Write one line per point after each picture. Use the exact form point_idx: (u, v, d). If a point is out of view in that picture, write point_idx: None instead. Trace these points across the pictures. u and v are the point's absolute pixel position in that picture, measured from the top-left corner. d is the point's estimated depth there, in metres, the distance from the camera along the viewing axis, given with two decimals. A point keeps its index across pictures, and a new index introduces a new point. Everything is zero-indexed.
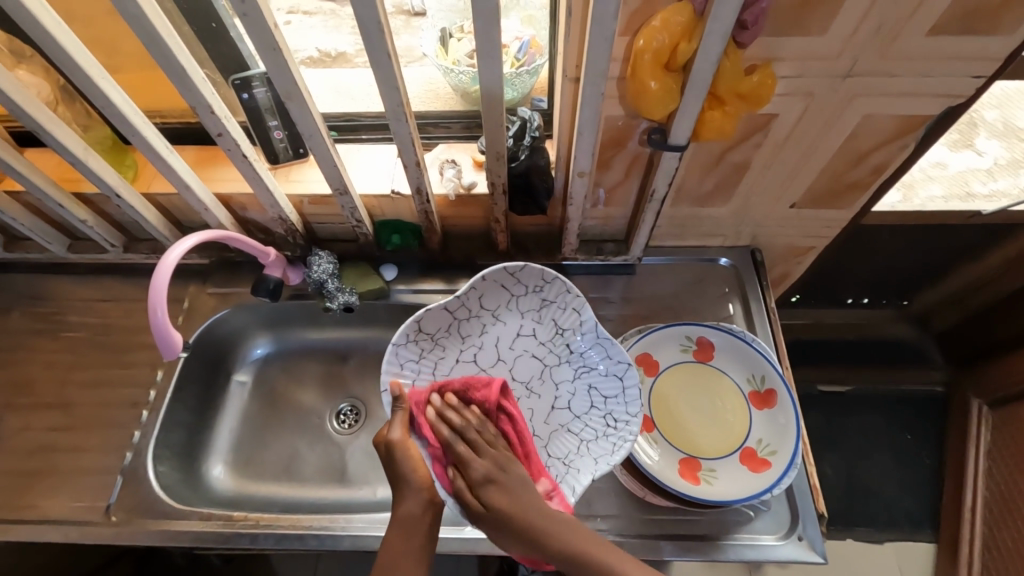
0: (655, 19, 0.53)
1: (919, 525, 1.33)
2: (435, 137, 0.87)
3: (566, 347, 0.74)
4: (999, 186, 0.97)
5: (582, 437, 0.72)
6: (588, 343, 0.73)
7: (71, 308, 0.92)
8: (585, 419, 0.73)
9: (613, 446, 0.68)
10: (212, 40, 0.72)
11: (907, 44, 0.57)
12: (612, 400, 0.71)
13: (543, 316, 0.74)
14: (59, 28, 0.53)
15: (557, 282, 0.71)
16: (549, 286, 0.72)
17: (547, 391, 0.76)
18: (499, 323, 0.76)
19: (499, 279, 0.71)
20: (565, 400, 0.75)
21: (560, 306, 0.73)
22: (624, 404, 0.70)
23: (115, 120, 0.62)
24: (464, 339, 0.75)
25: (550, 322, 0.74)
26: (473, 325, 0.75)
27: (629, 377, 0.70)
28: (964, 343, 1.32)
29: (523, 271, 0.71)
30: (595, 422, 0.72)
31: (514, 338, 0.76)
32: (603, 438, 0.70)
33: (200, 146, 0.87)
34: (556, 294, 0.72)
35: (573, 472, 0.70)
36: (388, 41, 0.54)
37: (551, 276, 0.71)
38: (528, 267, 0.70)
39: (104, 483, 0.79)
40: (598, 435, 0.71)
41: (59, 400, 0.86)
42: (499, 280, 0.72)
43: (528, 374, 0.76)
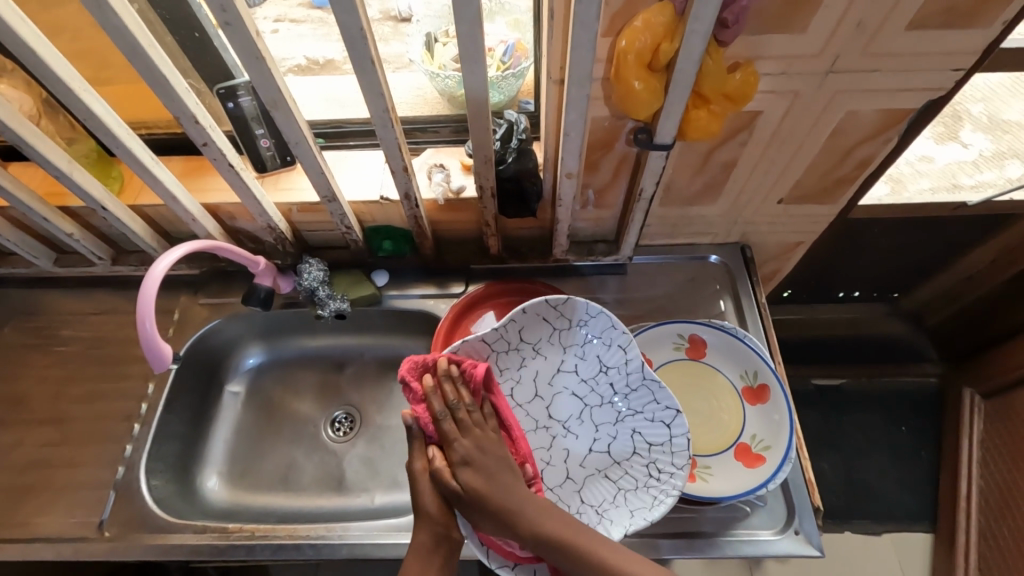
0: (638, 19, 0.54)
1: (916, 517, 1.33)
2: (423, 143, 0.87)
3: (609, 387, 0.72)
4: (986, 178, 0.98)
5: (621, 486, 0.70)
6: (634, 384, 0.70)
7: (60, 323, 0.92)
8: (626, 466, 0.71)
9: (653, 499, 0.67)
10: (195, 49, 0.71)
11: (886, 39, 0.57)
12: (657, 448, 0.69)
13: (586, 353, 0.73)
14: (40, 41, 0.53)
15: (602, 317, 0.70)
16: (592, 320, 0.71)
17: (584, 432, 0.74)
18: (540, 357, 0.75)
19: (541, 311, 0.71)
20: (605, 444, 0.73)
21: (604, 342, 0.71)
22: (669, 455, 0.68)
23: (99, 133, 0.62)
24: (503, 372, 0.75)
25: (594, 359, 0.73)
26: (512, 359, 0.74)
27: (678, 426, 0.68)
28: (955, 334, 1.33)
29: (568, 304, 0.70)
30: (636, 471, 0.70)
31: (554, 374, 0.75)
32: (644, 489, 0.69)
33: (188, 156, 0.87)
34: (600, 329, 0.71)
35: (606, 522, 0.68)
36: (371, 48, 0.54)
37: (594, 310, 0.70)
38: (571, 300, 0.70)
39: (97, 498, 0.78)
40: (638, 485, 0.69)
41: (50, 415, 0.85)
42: (539, 311, 0.71)
43: (566, 413, 0.75)
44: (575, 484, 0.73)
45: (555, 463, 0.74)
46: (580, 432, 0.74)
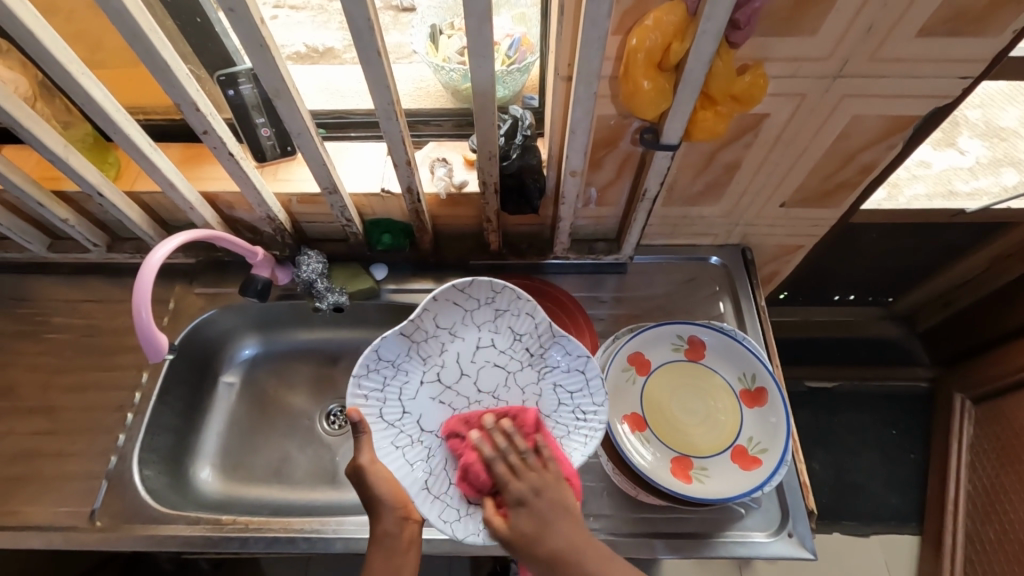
0: (648, 18, 0.53)
1: (903, 519, 1.35)
2: (425, 135, 0.86)
3: (526, 350, 0.74)
4: (981, 185, 0.98)
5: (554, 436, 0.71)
6: (545, 343, 0.73)
7: (53, 310, 0.90)
8: (555, 417, 0.72)
9: (585, 437, 0.70)
10: (196, 34, 0.70)
11: (896, 45, 0.57)
12: (578, 394, 0.72)
13: (499, 325, 0.74)
14: (38, 22, 0.52)
15: (508, 291, 0.71)
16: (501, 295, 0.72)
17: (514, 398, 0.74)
18: (457, 339, 0.74)
19: (451, 296, 0.71)
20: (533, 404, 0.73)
21: (514, 313, 0.73)
22: (589, 396, 0.71)
23: (98, 118, 0.61)
24: (425, 361, 0.74)
25: (507, 330, 0.74)
26: (432, 346, 0.74)
27: (592, 370, 0.71)
28: (948, 340, 1.34)
29: (474, 284, 0.71)
30: (565, 419, 0.72)
31: (474, 351, 0.74)
32: (575, 432, 0.71)
33: (185, 143, 0.86)
34: (508, 302, 0.72)
35: None
36: (378, 39, 0.53)
37: (500, 286, 0.71)
38: (477, 281, 0.70)
39: (89, 488, 0.77)
40: (570, 430, 0.71)
41: (42, 403, 0.84)
42: (449, 297, 0.71)
43: (492, 383, 0.74)
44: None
45: None
46: (509, 398, 0.74)
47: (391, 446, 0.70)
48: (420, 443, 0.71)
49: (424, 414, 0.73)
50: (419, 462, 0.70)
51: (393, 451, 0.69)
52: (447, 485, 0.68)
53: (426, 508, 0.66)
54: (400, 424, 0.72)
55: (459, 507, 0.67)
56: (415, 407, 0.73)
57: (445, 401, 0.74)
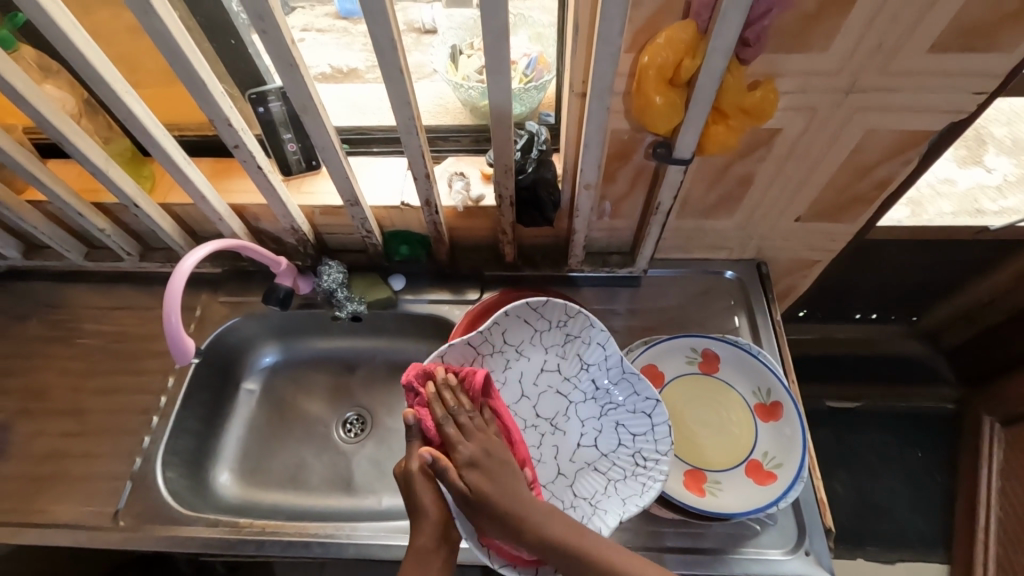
0: (660, 36, 0.55)
1: (931, 546, 1.30)
2: (445, 150, 0.89)
3: (592, 383, 0.76)
4: (1009, 204, 0.96)
5: (610, 477, 0.73)
6: (613, 379, 0.74)
7: (85, 316, 0.94)
8: (612, 458, 0.74)
9: (643, 485, 0.70)
10: (230, 55, 0.74)
11: (907, 60, 0.58)
12: (641, 438, 0.72)
13: (568, 352, 0.76)
14: (88, 45, 0.56)
15: (581, 317, 0.73)
16: (573, 320, 0.74)
17: (571, 429, 0.77)
18: (523, 358, 0.77)
19: (522, 314, 0.73)
20: (591, 438, 0.76)
21: (585, 341, 0.75)
22: (652, 443, 0.71)
23: (137, 132, 0.65)
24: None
25: (575, 358, 0.76)
26: (498, 360, 0.76)
27: (657, 414, 0.71)
28: (976, 360, 1.30)
29: (547, 306, 0.72)
30: (624, 461, 0.73)
31: (538, 374, 0.78)
32: (632, 476, 0.71)
33: (216, 157, 0.90)
34: (580, 329, 0.74)
35: (600, 511, 0.71)
36: (400, 58, 0.56)
37: (574, 311, 0.72)
38: (551, 302, 0.71)
39: (114, 488, 0.80)
40: (627, 474, 0.72)
41: (72, 405, 0.87)
42: (522, 314, 0.73)
43: (552, 410, 0.78)
44: (568, 478, 0.75)
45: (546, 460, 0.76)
46: (568, 427, 0.77)
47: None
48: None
49: None
50: None
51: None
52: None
53: None
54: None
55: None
56: None
57: None
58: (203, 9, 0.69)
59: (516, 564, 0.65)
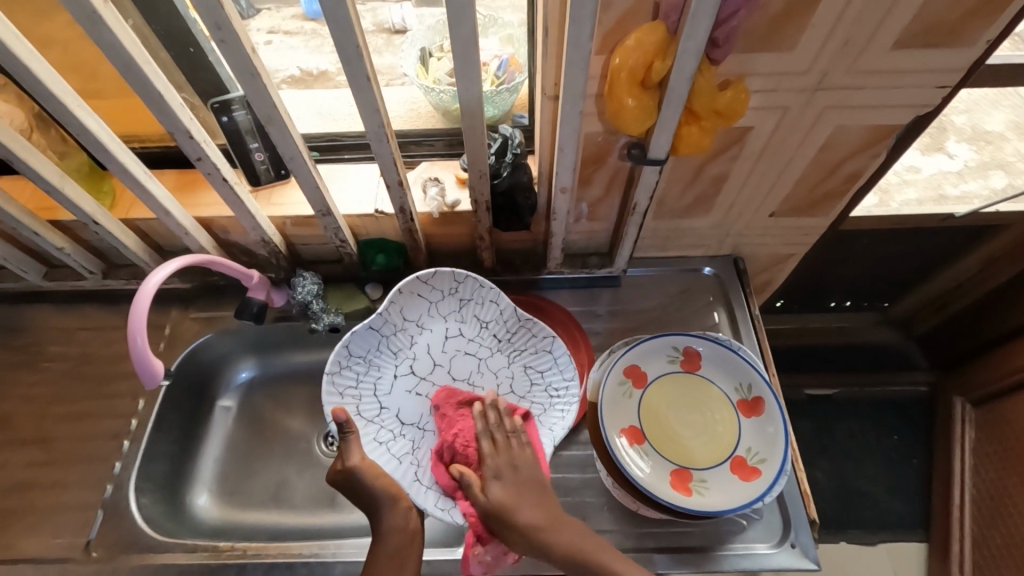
0: (630, 38, 0.54)
1: (909, 526, 1.34)
2: (418, 156, 0.87)
3: (494, 336, 0.81)
4: (970, 189, 0.99)
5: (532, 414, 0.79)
6: (512, 328, 0.81)
7: (48, 338, 0.90)
8: (529, 397, 0.80)
9: (562, 412, 0.78)
10: (189, 64, 0.71)
11: (873, 57, 0.59)
12: (549, 372, 0.80)
13: (465, 314, 0.81)
14: (32, 58, 0.53)
15: (470, 280, 0.78)
16: (463, 285, 0.79)
17: (486, 382, 0.81)
18: (425, 330, 0.80)
19: (415, 289, 0.77)
20: (506, 385, 0.81)
21: (478, 301, 0.80)
22: (560, 372, 0.79)
23: (92, 148, 0.62)
24: (396, 355, 0.79)
25: (473, 318, 0.81)
26: (403, 338, 0.80)
27: (557, 347, 0.79)
28: (946, 344, 1.34)
29: (438, 275, 0.77)
30: (540, 397, 0.80)
31: (443, 341, 0.81)
32: (551, 408, 0.79)
33: (180, 169, 0.87)
34: (472, 291, 0.79)
35: None
36: (367, 65, 0.54)
37: (462, 277, 0.78)
38: (439, 272, 0.77)
39: (86, 517, 0.77)
40: (545, 407, 0.79)
41: (38, 433, 0.83)
42: (414, 289, 0.77)
43: (465, 370, 0.81)
44: None
45: None
46: (484, 382, 0.81)
47: (377, 441, 0.75)
48: (403, 436, 0.77)
49: (401, 407, 0.79)
50: (404, 453, 0.76)
51: (377, 445, 0.75)
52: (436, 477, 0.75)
53: (422, 498, 0.72)
54: (380, 419, 0.77)
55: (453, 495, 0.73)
56: (392, 402, 0.78)
57: (421, 393, 0.80)
58: (158, 17, 0.66)
59: None
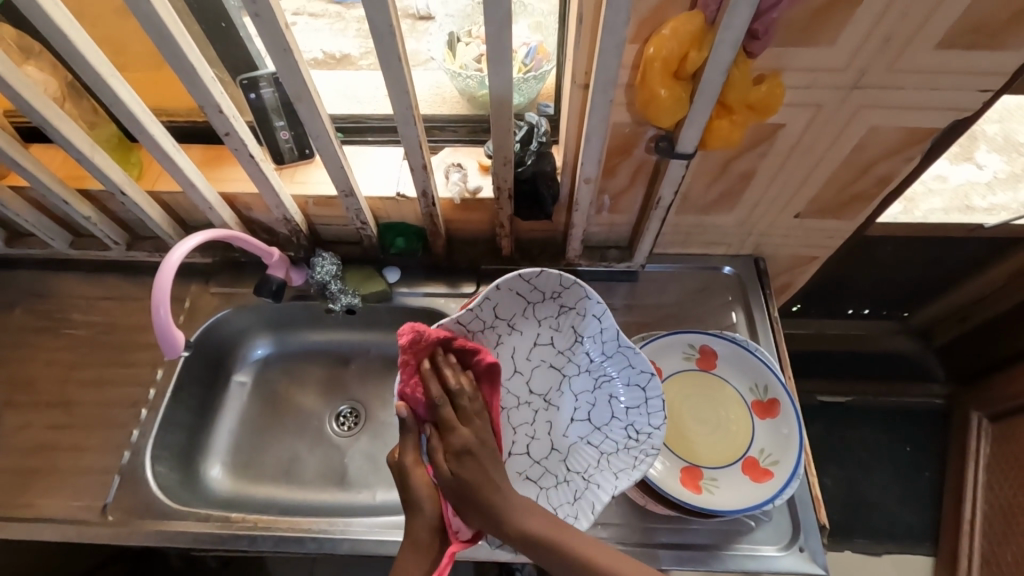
0: (666, 27, 0.53)
1: (918, 539, 1.32)
2: (442, 141, 0.87)
3: (585, 356, 0.74)
4: (999, 200, 0.96)
5: (602, 450, 0.72)
6: (608, 352, 0.72)
7: (72, 305, 0.92)
8: (606, 430, 0.73)
9: (634, 460, 0.69)
10: (221, 40, 0.72)
11: (914, 57, 0.57)
12: (634, 411, 0.71)
13: (561, 324, 0.74)
14: (70, 26, 0.53)
15: (575, 289, 0.70)
16: (567, 291, 0.71)
17: (565, 404, 0.75)
18: (515, 333, 0.75)
19: (515, 287, 0.69)
20: (585, 411, 0.74)
21: (580, 313, 0.72)
22: (646, 416, 0.70)
23: (123, 118, 0.62)
24: None
25: (569, 330, 0.74)
26: (489, 337, 0.74)
27: (653, 389, 0.69)
28: (965, 357, 1.31)
29: (541, 277, 0.69)
30: (615, 434, 0.72)
31: (530, 348, 0.75)
32: (623, 451, 0.70)
33: (207, 144, 0.87)
34: (575, 300, 0.71)
35: (593, 486, 0.70)
36: (399, 45, 0.54)
37: (568, 282, 0.69)
38: (545, 273, 0.68)
39: (103, 482, 0.78)
40: (619, 447, 0.71)
41: (59, 397, 0.85)
42: (512, 288, 0.70)
43: (545, 385, 0.76)
44: (561, 452, 0.74)
45: (539, 436, 0.75)
46: (561, 403, 0.76)
47: None
48: None
49: None
50: None
51: None
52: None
53: None
54: None
55: None
56: None
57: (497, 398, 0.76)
58: None
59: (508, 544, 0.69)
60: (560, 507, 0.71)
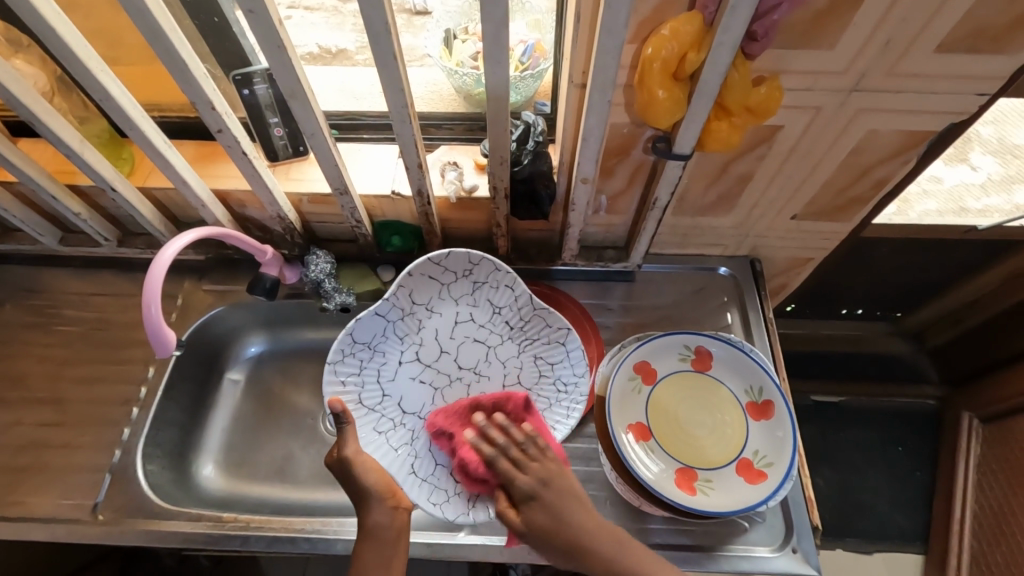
0: (665, 28, 0.53)
1: (909, 538, 1.33)
2: (438, 139, 0.86)
3: (504, 325, 0.81)
4: (992, 203, 0.96)
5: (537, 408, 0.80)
6: (525, 316, 0.80)
7: (62, 302, 0.91)
8: (536, 389, 0.81)
9: (567, 409, 0.78)
10: (214, 35, 0.71)
11: (913, 60, 0.57)
12: (559, 365, 0.80)
13: (477, 299, 0.80)
14: (59, 18, 0.52)
15: (486, 263, 0.77)
16: (478, 268, 0.78)
17: (493, 373, 0.82)
18: (434, 315, 0.81)
19: (427, 271, 0.76)
20: (513, 375, 0.82)
21: (492, 285, 0.79)
22: (569, 366, 0.79)
23: (113, 113, 0.61)
24: (402, 341, 0.81)
25: (485, 303, 0.80)
26: (409, 326, 0.80)
27: (571, 340, 0.78)
28: (957, 358, 1.33)
29: (452, 257, 0.76)
30: (547, 390, 0.80)
31: (452, 327, 0.81)
32: (556, 403, 0.79)
33: (199, 141, 0.86)
34: (487, 274, 0.78)
35: None
36: (395, 43, 0.53)
37: (477, 259, 0.76)
38: (453, 254, 0.75)
39: (93, 481, 0.77)
40: (551, 401, 0.80)
41: (49, 395, 0.84)
42: (425, 272, 0.77)
43: (472, 359, 0.82)
44: None
45: None
46: (489, 372, 0.83)
47: (375, 429, 0.77)
48: (403, 426, 0.79)
49: (406, 394, 0.80)
50: (404, 445, 0.77)
51: (377, 436, 0.76)
52: (433, 468, 0.76)
53: (414, 492, 0.72)
54: (381, 408, 0.78)
55: (448, 489, 0.74)
56: (394, 389, 0.80)
57: (427, 380, 0.82)
58: None
59: (465, 516, 0.71)
60: None
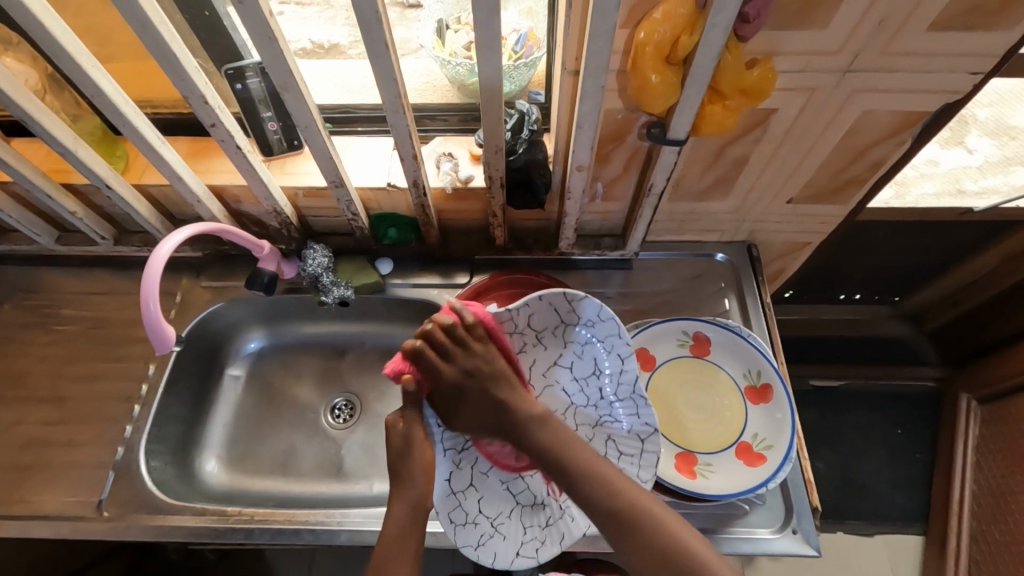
0: (658, 11, 0.53)
1: (909, 519, 1.34)
2: (432, 130, 0.86)
3: (598, 392, 0.73)
4: (989, 184, 0.96)
5: None
6: (623, 394, 0.71)
7: (60, 301, 0.91)
8: None
9: None
10: (204, 27, 0.70)
11: (906, 40, 0.57)
12: (627, 458, 0.71)
13: (585, 351, 0.73)
14: (47, 13, 0.52)
15: (610, 323, 0.69)
16: (601, 324, 0.70)
17: None
18: (541, 347, 0.74)
19: (556, 303, 0.69)
20: None
21: (605, 347, 0.71)
22: (636, 467, 0.70)
23: (104, 108, 0.61)
24: None
25: (592, 360, 0.73)
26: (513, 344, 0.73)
27: (654, 441, 0.70)
28: (957, 340, 1.33)
29: (584, 303, 0.69)
30: None
31: (551, 367, 0.75)
32: None
33: (193, 136, 0.86)
34: (605, 334, 0.70)
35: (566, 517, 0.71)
36: (386, 32, 0.53)
37: (605, 316, 0.69)
38: (589, 299, 0.68)
39: (97, 478, 0.78)
40: None
41: (51, 394, 0.84)
42: (554, 302, 0.69)
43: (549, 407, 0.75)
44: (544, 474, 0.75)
45: None
46: None
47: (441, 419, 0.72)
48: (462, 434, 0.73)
49: None
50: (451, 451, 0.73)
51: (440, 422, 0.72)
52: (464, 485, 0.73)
53: (439, 501, 0.70)
54: None
55: (468, 513, 0.71)
56: None
57: None
58: None
59: (472, 547, 0.69)
60: (530, 529, 0.72)
